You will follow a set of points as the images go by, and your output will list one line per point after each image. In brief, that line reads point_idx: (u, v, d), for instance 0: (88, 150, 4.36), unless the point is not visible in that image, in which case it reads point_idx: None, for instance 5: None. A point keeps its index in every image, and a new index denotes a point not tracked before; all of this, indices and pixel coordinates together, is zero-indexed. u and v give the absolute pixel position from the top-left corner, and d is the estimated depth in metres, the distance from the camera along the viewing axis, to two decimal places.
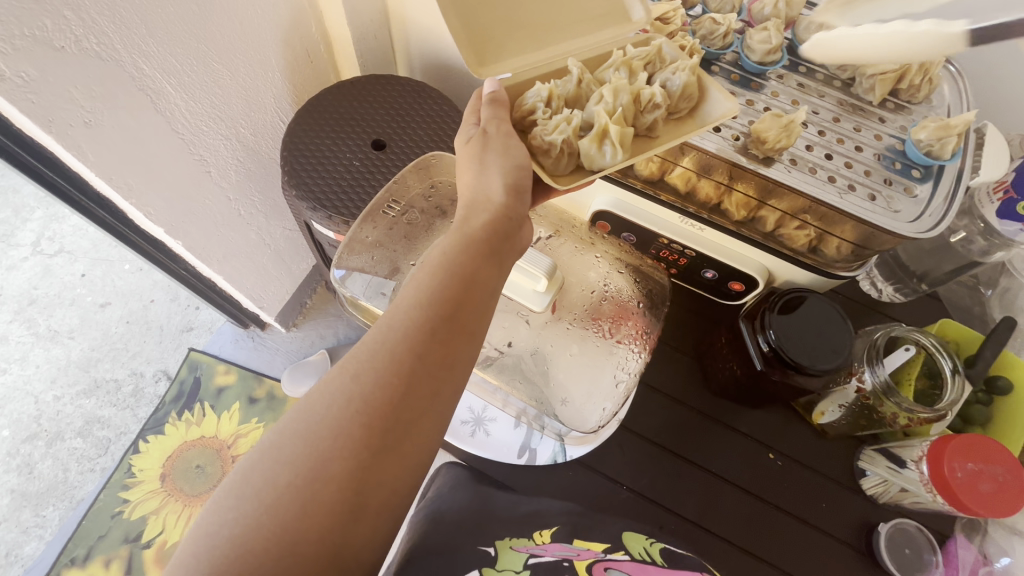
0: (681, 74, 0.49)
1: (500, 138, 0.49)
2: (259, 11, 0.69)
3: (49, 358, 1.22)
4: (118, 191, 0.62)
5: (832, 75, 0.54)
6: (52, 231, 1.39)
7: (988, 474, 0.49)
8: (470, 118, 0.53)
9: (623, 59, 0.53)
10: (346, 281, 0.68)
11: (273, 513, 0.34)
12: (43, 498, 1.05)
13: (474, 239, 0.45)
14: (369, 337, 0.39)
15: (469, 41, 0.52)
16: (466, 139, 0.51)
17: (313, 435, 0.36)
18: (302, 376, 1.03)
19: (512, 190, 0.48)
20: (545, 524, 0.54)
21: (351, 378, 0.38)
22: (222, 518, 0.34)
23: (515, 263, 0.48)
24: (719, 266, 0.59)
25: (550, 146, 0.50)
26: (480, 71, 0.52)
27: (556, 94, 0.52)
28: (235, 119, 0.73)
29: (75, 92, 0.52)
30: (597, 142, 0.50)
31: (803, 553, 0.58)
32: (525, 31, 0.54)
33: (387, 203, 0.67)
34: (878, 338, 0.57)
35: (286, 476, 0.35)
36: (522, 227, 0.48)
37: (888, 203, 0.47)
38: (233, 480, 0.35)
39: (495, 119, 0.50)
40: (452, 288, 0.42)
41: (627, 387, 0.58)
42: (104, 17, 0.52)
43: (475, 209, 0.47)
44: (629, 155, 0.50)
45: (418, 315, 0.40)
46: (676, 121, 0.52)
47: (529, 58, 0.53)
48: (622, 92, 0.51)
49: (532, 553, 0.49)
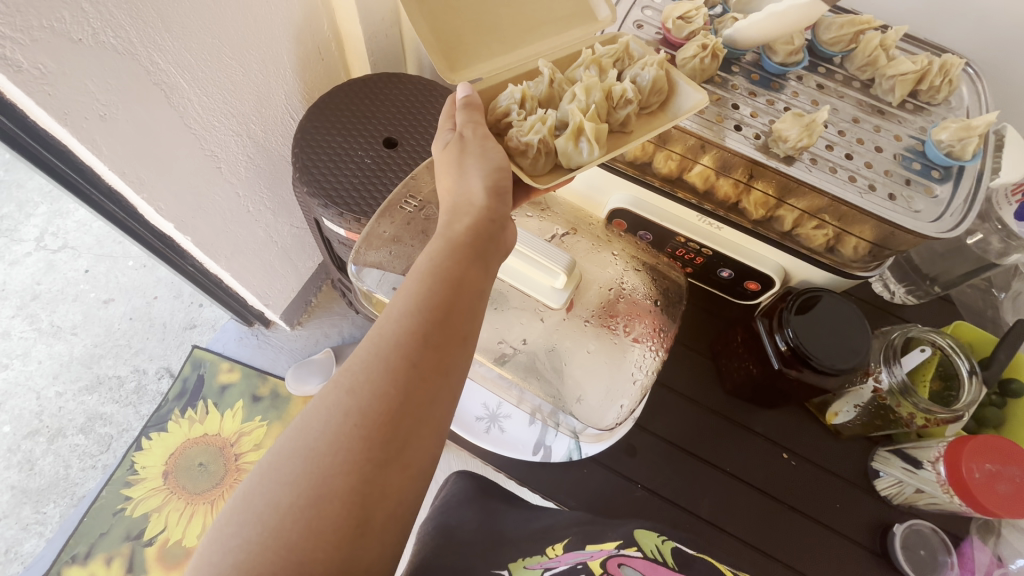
0: (649, 69, 0.50)
1: (477, 141, 0.50)
2: (273, 9, 0.69)
3: (51, 354, 1.21)
4: (130, 185, 0.61)
5: (851, 77, 0.54)
6: (55, 227, 1.39)
7: (1005, 475, 0.49)
8: (445, 124, 0.53)
9: (592, 58, 0.53)
10: (361, 275, 0.66)
11: (278, 536, 0.34)
12: (43, 494, 1.05)
13: (460, 245, 0.45)
14: (361, 350, 0.39)
15: (440, 46, 0.52)
16: (442, 143, 0.51)
17: (312, 452, 0.36)
18: (307, 374, 1.03)
19: (492, 191, 0.48)
20: (556, 540, 0.53)
21: (347, 392, 0.38)
22: (227, 545, 0.34)
23: (502, 265, 0.48)
24: (735, 265, 0.59)
25: (527, 146, 0.51)
26: (453, 78, 0.52)
27: (530, 95, 0.52)
28: (246, 116, 0.73)
29: (91, 85, 0.52)
30: (573, 140, 0.50)
31: (815, 554, 0.58)
32: (494, 34, 0.54)
33: (404, 199, 0.66)
34: (895, 338, 0.57)
35: (289, 497, 0.35)
36: (505, 229, 0.48)
37: (908, 203, 0.47)
38: (235, 505, 0.35)
39: (471, 123, 0.50)
40: (441, 294, 0.42)
41: (643, 385, 0.58)
42: (122, 11, 0.52)
43: (458, 214, 0.47)
44: (604, 151, 0.51)
45: (409, 324, 0.40)
46: (647, 116, 0.53)
47: (500, 62, 0.54)
48: (594, 90, 0.51)
49: (548, 566, 0.48)
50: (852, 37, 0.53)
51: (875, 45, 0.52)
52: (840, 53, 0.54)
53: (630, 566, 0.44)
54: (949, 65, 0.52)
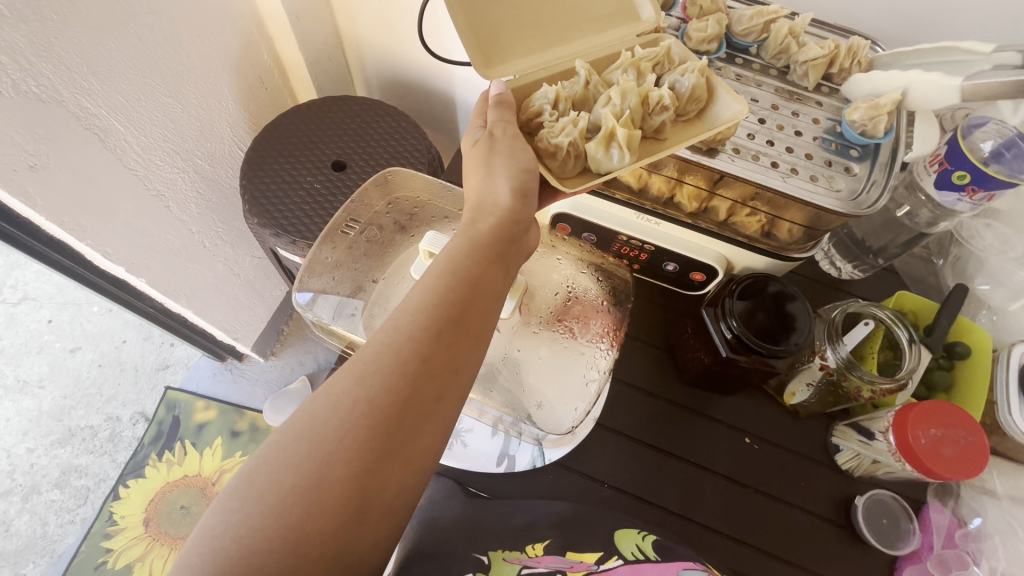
0: (689, 76, 0.50)
1: (507, 139, 0.50)
2: (205, 41, 0.68)
3: (19, 411, 1.17)
4: (72, 234, 0.60)
5: (768, 65, 0.55)
6: (13, 279, 1.35)
7: (950, 438, 0.51)
8: (477, 120, 0.54)
9: (631, 60, 0.53)
10: (312, 304, 0.63)
11: (278, 515, 0.34)
12: (21, 555, 1.02)
13: (480, 243, 0.45)
14: (374, 340, 0.39)
15: (476, 43, 0.52)
16: (473, 141, 0.52)
17: (317, 436, 0.36)
18: (284, 405, 1.00)
19: (519, 192, 0.49)
20: (537, 538, 0.55)
21: (356, 381, 0.38)
22: (227, 519, 0.34)
23: (519, 267, 0.49)
24: (678, 258, 0.60)
25: (557, 148, 0.51)
26: (487, 72, 0.52)
27: (563, 96, 0.52)
28: (190, 151, 0.72)
29: (18, 136, 0.51)
30: (604, 145, 0.50)
31: (787, 535, 0.58)
32: (533, 32, 0.54)
33: (346, 222, 0.65)
34: (836, 316, 0.58)
35: (291, 477, 0.35)
36: (526, 232, 0.49)
37: (829, 183, 0.49)
38: (237, 482, 0.35)
39: (502, 121, 0.52)
40: (458, 291, 0.42)
41: (597, 386, 0.58)
42: (41, 59, 0.51)
43: (483, 212, 0.48)
44: (635, 157, 0.50)
45: (424, 317, 0.40)
46: (682, 123, 0.52)
47: (539, 59, 0.53)
48: (629, 95, 0.51)
49: (527, 565, 0.52)
50: (763, 27, 0.54)
51: (785, 33, 0.53)
52: (754, 44, 0.55)
53: None
54: (855, 47, 0.53)
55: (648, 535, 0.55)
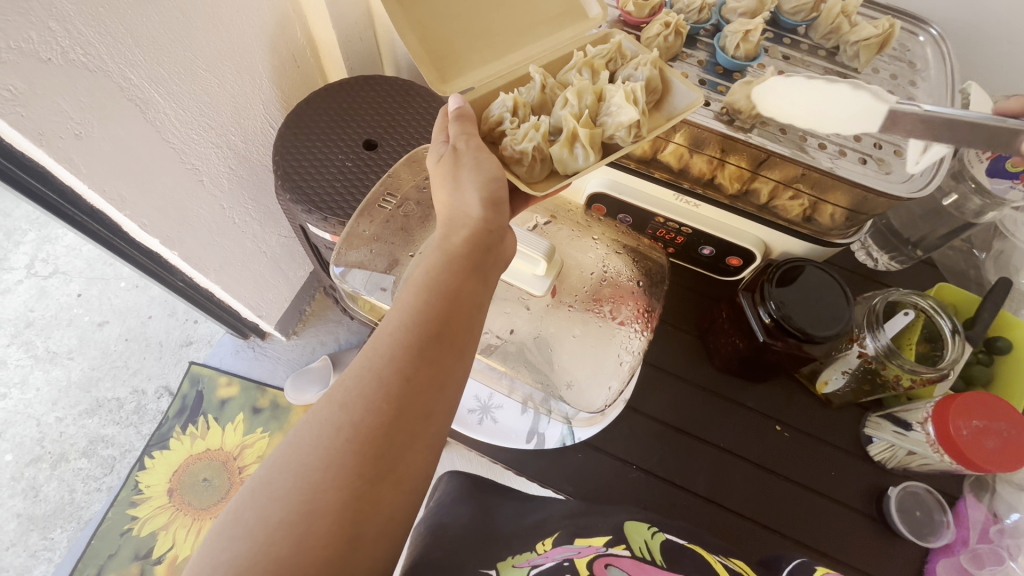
0: (643, 69, 0.51)
1: (472, 153, 0.49)
2: (245, 19, 0.69)
3: (49, 381, 1.20)
4: (111, 204, 0.61)
5: (817, 45, 0.55)
6: (45, 253, 1.37)
7: (992, 431, 0.50)
8: (438, 136, 0.52)
9: (584, 60, 0.54)
10: (346, 276, 0.67)
11: (269, 550, 0.34)
12: (50, 521, 1.04)
13: (457, 255, 0.45)
14: (354, 366, 0.40)
15: (430, 58, 0.52)
16: (437, 156, 0.50)
17: (303, 468, 0.36)
18: (306, 383, 1.03)
19: (489, 204, 0.48)
20: (547, 535, 0.52)
21: (340, 407, 0.38)
22: (215, 559, 0.34)
23: (500, 275, 0.48)
24: (715, 242, 0.60)
25: (522, 154, 0.52)
26: (444, 89, 0.53)
27: (521, 102, 0.52)
28: (224, 127, 0.73)
29: (64, 104, 0.52)
30: (568, 146, 0.52)
31: (814, 522, 0.58)
32: (485, 41, 0.54)
33: (383, 197, 0.65)
34: (876, 303, 0.57)
35: (280, 512, 0.35)
36: (502, 241, 0.49)
37: (879, 166, 0.48)
38: (227, 520, 0.35)
39: (464, 136, 0.50)
40: (437, 306, 0.42)
41: (631, 366, 0.59)
42: (89, 28, 0.52)
43: (455, 227, 0.47)
44: (600, 155, 0.52)
45: (405, 336, 0.40)
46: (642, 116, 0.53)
47: (491, 69, 0.54)
48: (585, 94, 0.53)
49: (535, 563, 0.47)
50: (813, 6, 0.54)
51: (837, 12, 0.52)
52: (803, 23, 0.55)
53: (617, 567, 0.43)
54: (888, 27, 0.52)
55: (659, 534, 0.50)
